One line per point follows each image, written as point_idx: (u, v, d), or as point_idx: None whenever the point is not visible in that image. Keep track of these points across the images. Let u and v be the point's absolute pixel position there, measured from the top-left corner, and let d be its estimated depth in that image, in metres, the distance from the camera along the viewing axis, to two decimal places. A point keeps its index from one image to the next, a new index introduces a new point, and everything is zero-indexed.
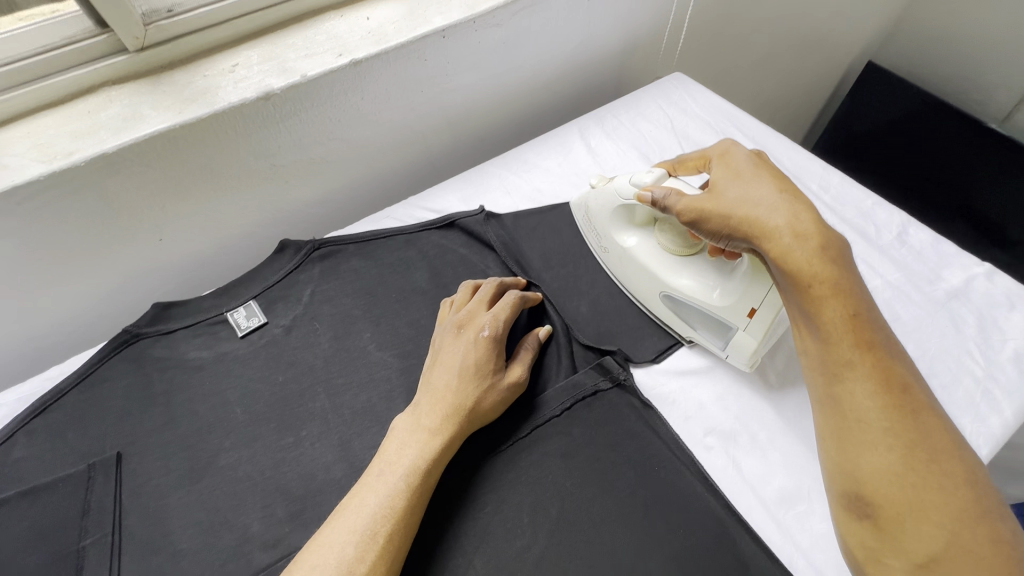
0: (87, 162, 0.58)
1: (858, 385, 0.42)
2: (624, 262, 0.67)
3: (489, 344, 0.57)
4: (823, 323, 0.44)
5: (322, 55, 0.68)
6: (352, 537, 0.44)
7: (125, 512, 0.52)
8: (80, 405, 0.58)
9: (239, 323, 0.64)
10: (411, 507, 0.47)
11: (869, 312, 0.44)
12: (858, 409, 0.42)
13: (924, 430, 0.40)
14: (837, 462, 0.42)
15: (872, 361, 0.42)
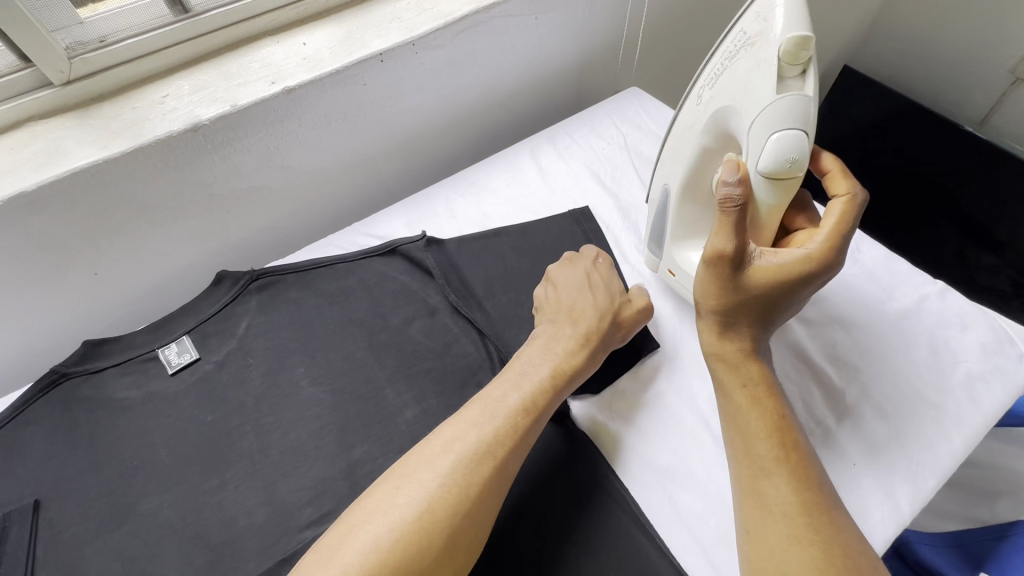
0: (6, 201, 0.57)
1: (779, 475, 0.47)
2: (657, 208, 0.66)
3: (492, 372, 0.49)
4: (751, 422, 0.50)
5: (254, 83, 0.67)
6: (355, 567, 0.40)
7: (39, 563, 0.51)
8: (2, 450, 0.57)
9: (170, 360, 0.63)
10: (426, 539, 0.43)
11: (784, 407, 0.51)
12: (781, 493, 0.46)
13: (831, 523, 0.45)
14: (758, 558, 0.45)
15: (793, 453, 0.48)
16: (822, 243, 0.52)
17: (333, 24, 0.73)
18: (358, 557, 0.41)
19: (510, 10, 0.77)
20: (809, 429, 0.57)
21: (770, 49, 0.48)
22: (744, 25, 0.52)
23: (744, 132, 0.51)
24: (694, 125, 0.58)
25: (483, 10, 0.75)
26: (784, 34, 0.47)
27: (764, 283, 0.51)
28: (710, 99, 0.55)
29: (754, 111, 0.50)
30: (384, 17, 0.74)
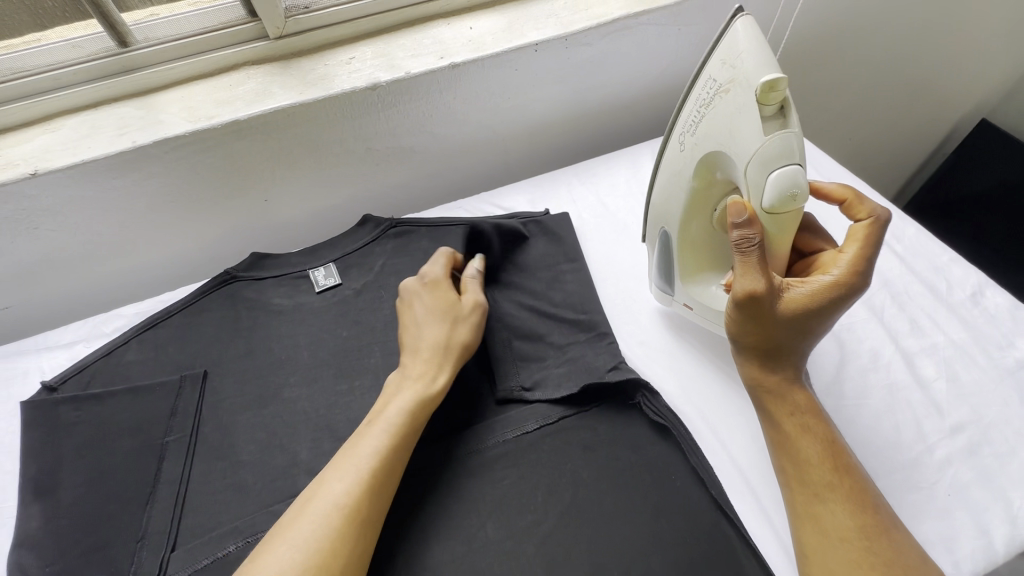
0: (223, 126, 0.69)
1: (833, 498, 0.47)
2: (659, 247, 0.65)
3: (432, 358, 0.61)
4: (804, 449, 0.50)
5: (425, 56, 0.76)
6: None
7: (202, 421, 0.61)
8: (182, 326, 0.69)
9: (318, 281, 0.73)
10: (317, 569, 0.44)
11: (832, 430, 0.51)
12: (835, 515, 0.47)
13: (893, 545, 0.45)
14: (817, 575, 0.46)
15: (842, 477, 0.48)
16: (847, 264, 0.51)
17: (496, 14, 0.82)
18: None
19: (657, 19, 0.83)
20: (905, 453, 0.57)
21: (745, 92, 0.48)
22: (712, 72, 0.51)
23: (741, 175, 0.50)
24: (678, 173, 0.58)
25: (633, 16, 0.80)
26: (756, 79, 0.46)
27: (789, 314, 0.50)
28: (689, 149, 0.55)
29: (744, 154, 0.49)
30: (543, 12, 0.81)
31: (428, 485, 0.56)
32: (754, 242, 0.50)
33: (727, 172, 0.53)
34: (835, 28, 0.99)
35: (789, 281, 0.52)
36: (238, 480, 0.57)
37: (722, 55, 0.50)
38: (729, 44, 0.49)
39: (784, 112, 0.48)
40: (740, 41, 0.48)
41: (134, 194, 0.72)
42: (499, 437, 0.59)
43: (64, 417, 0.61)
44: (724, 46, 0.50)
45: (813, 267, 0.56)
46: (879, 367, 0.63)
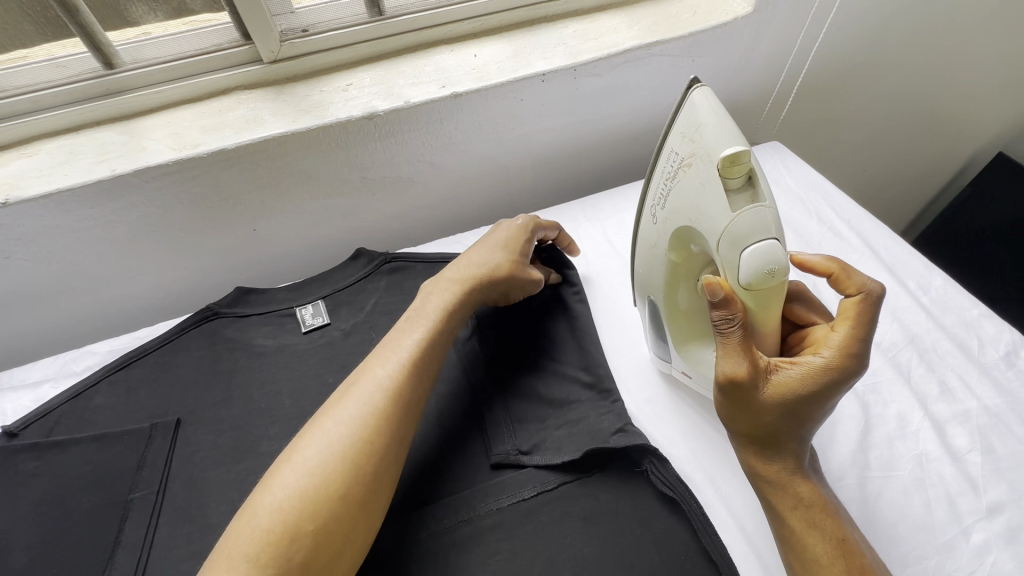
0: (208, 155, 0.65)
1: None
2: (651, 312, 0.61)
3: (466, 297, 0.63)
4: (812, 547, 0.45)
5: (426, 84, 0.73)
6: (259, 534, 0.42)
7: (171, 476, 0.57)
8: (156, 367, 0.65)
9: (305, 320, 0.68)
10: (321, 490, 0.44)
11: (840, 521, 0.46)
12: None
13: None
14: None
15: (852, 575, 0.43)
16: (837, 343, 0.46)
17: (503, 41, 0.78)
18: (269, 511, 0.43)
19: (670, 50, 0.79)
20: (942, 537, 0.52)
21: (708, 166, 0.45)
22: (674, 144, 0.49)
23: (714, 254, 0.47)
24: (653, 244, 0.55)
25: (645, 47, 0.77)
26: (717, 152, 0.44)
27: (773, 400, 0.45)
28: (660, 222, 0.52)
29: (713, 232, 0.46)
30: (551, 41, 0.78)
31: (413, 558, 0.51)
32: (733, 324, 0.46)
33: (699, 245, 0.50)
34: (853, 61, 0.96)
35: (777, 362, 0.48)
36: (204, 546, 0.52)
37: (680, 130, 0.48)
38: (686, 117, 0.47)
39: (754, 181, 0.45)
40: (698, 113, 0.46)
41: (112, 223, 0.68)
42: (492, 505, 0.54)
43: (22, 467, 0.56)
44: (679, 119, 0.48)
45: (805, 343, 0.51)
46: (906, 436, 0.58)
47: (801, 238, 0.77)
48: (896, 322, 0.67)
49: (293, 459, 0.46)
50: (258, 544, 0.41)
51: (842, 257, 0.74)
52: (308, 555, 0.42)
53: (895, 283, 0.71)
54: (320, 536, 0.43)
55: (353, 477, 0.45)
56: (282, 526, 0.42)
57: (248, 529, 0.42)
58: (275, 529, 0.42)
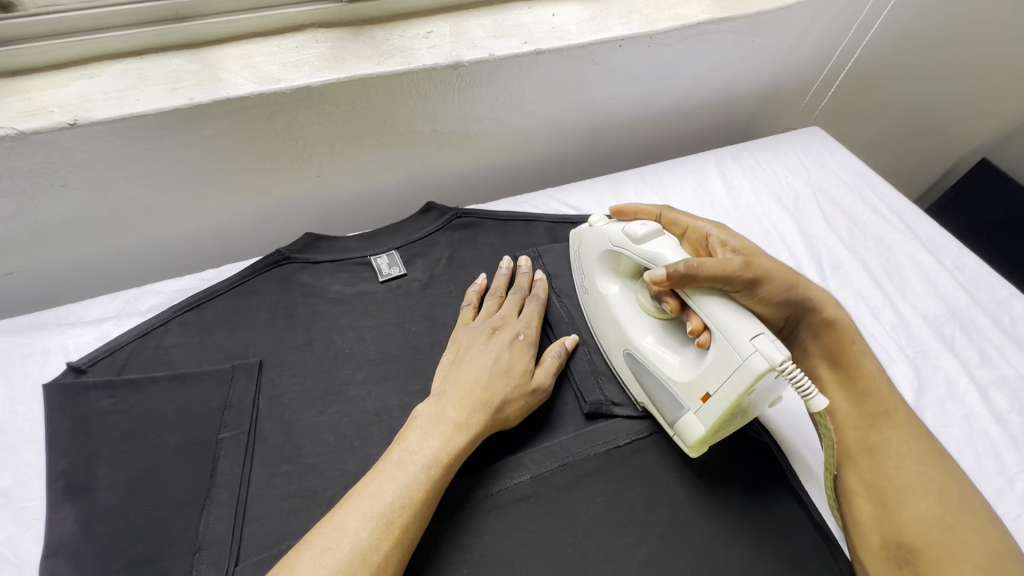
0: (291, 92, 0.63)
1: (902, 515, 0.49)
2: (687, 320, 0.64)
3: (524, 348, 0.59)
4: (843, 392, 0.56)
5: (508, 39, 0.72)
6: (349, 551, 0.42)
7: (261, 417, 0.55)
8: (229, 309, 0.62)
9: (381, 270, 0.67)
10: (409, 512, 0.45)
11: (893, 437, 0.53)
12: (904, 533, 0.48)
13: (950, 487, 0.50)
14: (882, 517, 0.50)
15: (918, 496, 0.50)
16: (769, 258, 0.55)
17: (579, 3, 0.78)
18: (358, 527, 0.43)
19: (737, 27, 0.81)
20: (994, 486, 0.58)
21: (592, 244, 0.63)
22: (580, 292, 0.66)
23: (633, 251, 0.57)
24: (616, 299, 0.61)
25: (716, 21, 0.79)
26: (586, 257, 0.65)
27: (782, 294, 0.54)
28: (612, 292, 0.62)
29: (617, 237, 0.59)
30: (625, 7, 0.78)
31: (517, 497, 0.52)
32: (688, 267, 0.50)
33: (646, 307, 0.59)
34: (886, 56, 1.01)
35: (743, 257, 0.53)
36: (305, 485, 0.51)
37: (588, 266, 0.64)
38: (575, 248, 0.67)
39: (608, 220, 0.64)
40: (575, 259, 0.67)
41: (178, 156, 0.64)
42: (590, 450, 0.55)
43: (98, 404, 0.53)
44: (585, 271, 0.65)
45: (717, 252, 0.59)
46: (955, 397, 0.64)
47: (850, 217, 0.81)
48: (938, 298, 0.73)
49: (383, 476, 0.47)
50: (357, 569, 0.41)
51: (887, 237, 0.79)
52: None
53: (935, 262, 0.76)
54: (402, 561, 0.44)
55: (434, 501, 0.47)
56: (371, 549, 0.42)
57: (345, 545, 0.42)
58: (365, 552, 0.42)
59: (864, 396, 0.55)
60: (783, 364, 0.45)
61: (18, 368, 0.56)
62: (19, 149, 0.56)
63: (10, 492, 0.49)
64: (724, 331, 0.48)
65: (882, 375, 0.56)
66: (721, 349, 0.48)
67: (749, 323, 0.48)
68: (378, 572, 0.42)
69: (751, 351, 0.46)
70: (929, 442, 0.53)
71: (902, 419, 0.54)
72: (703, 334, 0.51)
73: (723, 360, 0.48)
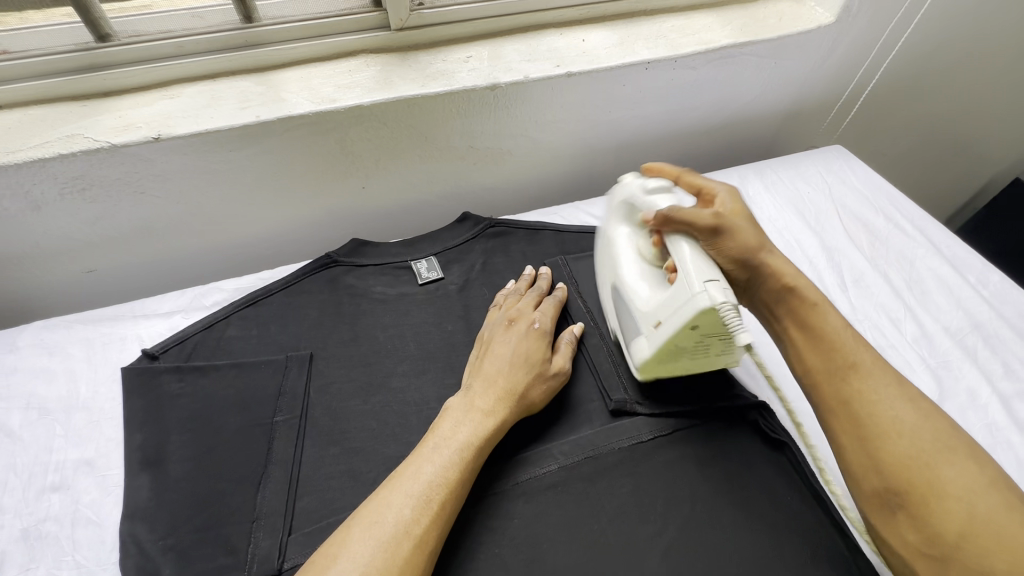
0: (345, 111, 0.69)
1: (884, 461, 0.45)
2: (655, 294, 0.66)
3: (539, 337, 0.62)
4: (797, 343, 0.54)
5: (542, 63, 0.77)
6: (393, 524, 0.46)
7: (311, 403, 0.60)
8: (283, 306, 0.68)
9: (421, 273, 0.73)
10: (445, 492, 0.49)
11: (862, 381, 0.48)
12: (889, 479, 0.45)
13: (933, 428, 0.45)
14: (866, 466, 0.46)
15: (895, 439, 0.45)
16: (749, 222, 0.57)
17: (608, 29, 0.83)
18: (400, 503, 0.47)
19: (759, 50, 0.85)
20: None
21: (615, 196, 0.68)
22: (599, 236, 0.71)
23: (645, 203, 0.61)
24: (619, 243, 0.66)
25: (738, 45, 0.83)
26: (609, 204, 0.69)
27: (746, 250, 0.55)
28: (618, 236, 0.66)
29: (636, 191, 0.63)
30: (651, 33, 0.84)
31: (546, 486, 0.56)
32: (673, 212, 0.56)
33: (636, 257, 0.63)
34: (909, 76, 1.03)
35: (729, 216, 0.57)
36: (351, 465, 0.56)
37: (608, 211, 0.69)
38: (604, 198, 0.72)
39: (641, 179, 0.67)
40: (604, 204, 0.72)
41: (244, 168, 0.71)
42: (615, 444, 0.59)
43: (169, 386, 0.59)
44: (605, 216, 0.70)
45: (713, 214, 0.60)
46: (977, 407, 0.65)
47: (871, 232, 0.83)
48: (960, 311, 0.74)
49: (421, 460, 0.51)
50: (401, 540, 0.45)
51: (908, 251, 0.81)
52: (433, 555, 0.47)
53: (958, 277, 0.77)
54: (442, 536, 0.48)
55: (467, 482, 0.51)
56: (412, 523, 0.46)
57: (389, 520, 0.46)
58: (408, 526, 0.46)
59: (829, 348, 0.51)
60: (724, 304, 0.49)
61: (100, 353, 0.63)
62: (110, 160, 0.64)
63: (93, 462, 0.55)
64: (683, 270, 0.53)
65: (849, 332, 0.52)
66: (677, 286, 0.54)
67: (709, 269, 0.52)
68: (420, 544, 0.46)
69: (701, 289, 0.50)
70: (901, 384, 0.48)
71: (874, 366, 0.49)
72: (672, 274, 0.57)
73: (674, 295, 0.53)
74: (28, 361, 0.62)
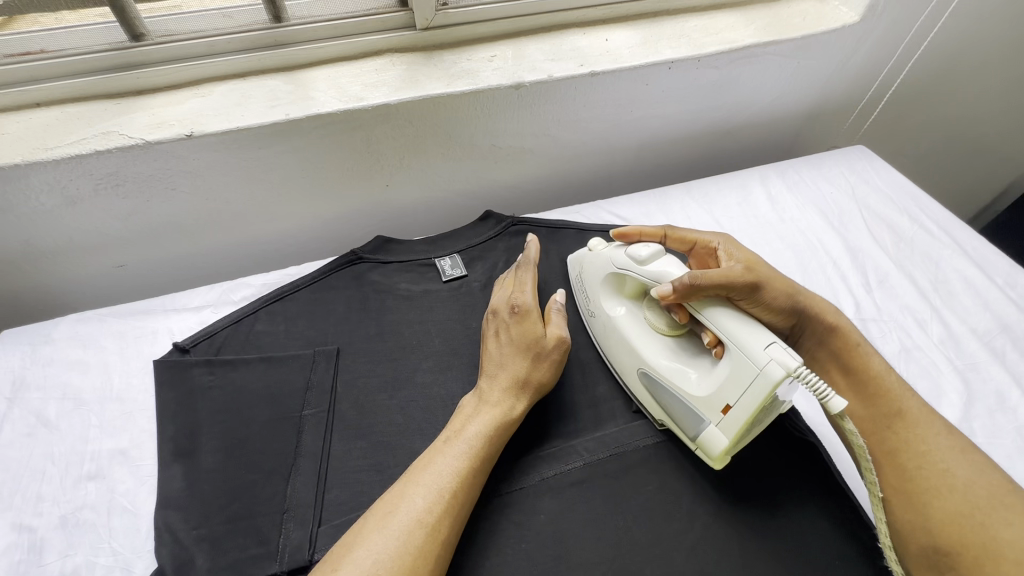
0: (373, 109, 0.70)
1: (936, 518, 0.47)
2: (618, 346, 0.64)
3: (524, 317, 0.61)
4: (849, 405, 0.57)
5: (566, 62, 0.78)
6: (407, 514, 0.46)
7: (339, 397, 0.61)
8: (310, 301, 0.69)
9: (444, 270, 0.73)
10: (458, 482, 0.49)
11: (907, 433, 0.52)
12: (938, 537, 0.47)
13: (982, 482, 0.48)
14: (910, 522, 0.48)
15: (946, 495, 0.48)
16: (770, 268, 0.59)
17: (631, 29, 0.84)
18: (414, 494, 0.47)
19: (783, 50, 0.85)
20: None
21: (595, 276, 0.67)
22: (587, 331, 0.70)
23: (642, 274, 0.60)
24: (624, 320, 0.64)
25: (762, 45, 0.83)
26: (590, 296, 0.68)
27: (784, 302, 0.58)
28: (620, 312, 0.65)
29: (623, 260, 0.62)
30: (675, 32, 0.84)
31: (571, 482, 0.56)
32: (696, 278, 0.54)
33: (650, 335, 0.62)
34: (933, 76, 1.02)
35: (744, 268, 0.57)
36: (378, 459, 0.57)
37: (593, 291, 0.68)
38: (579, 273, 0.71)
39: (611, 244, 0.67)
40: (581, 301, 0.71)
41: (272, 165, 0.72)
42: (639, 443, 0.59)
43: (200, 379, 0.60)
44: (588, 295, 0.68)
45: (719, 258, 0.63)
46: (1006, 410, 0.64)
47: (897, 233, 0.83)
48: (988, 312, 0.73)
49: (435, 454, 0.51)
50: (414, 528, 0.45)
51: (934, 252, 0.80)
52: (448, 544, 0.46)
53: (985, 278, 0.77)
54: (456, 526, 0.47)
55: (479, 473, 0.51)
56: (425, 513, 0.46)
57: (404, 509, 0.46)
58: (420, 516, 0.46)
59: (865, 387, 0.56)
60: (798, 367, 0.47)
61: (132, 346, 0.64)
62: (143, 157, 0.65)
63: (127, 451, 0.57)
64: (738, 344, 0.51)
65: (892, 375, 0.56)
66: (736, 358, 0.51)
67: (762, 333, 0.50)
68: (434, 532, 0.46)
69: (767, 359, 0.48)
70: (952, 437, 0.52)
71: (918, 418, 0.53)
72: (718, 344, 0.56)
73: (738, 369, 0.50)
74: (64, 352, 0.63)
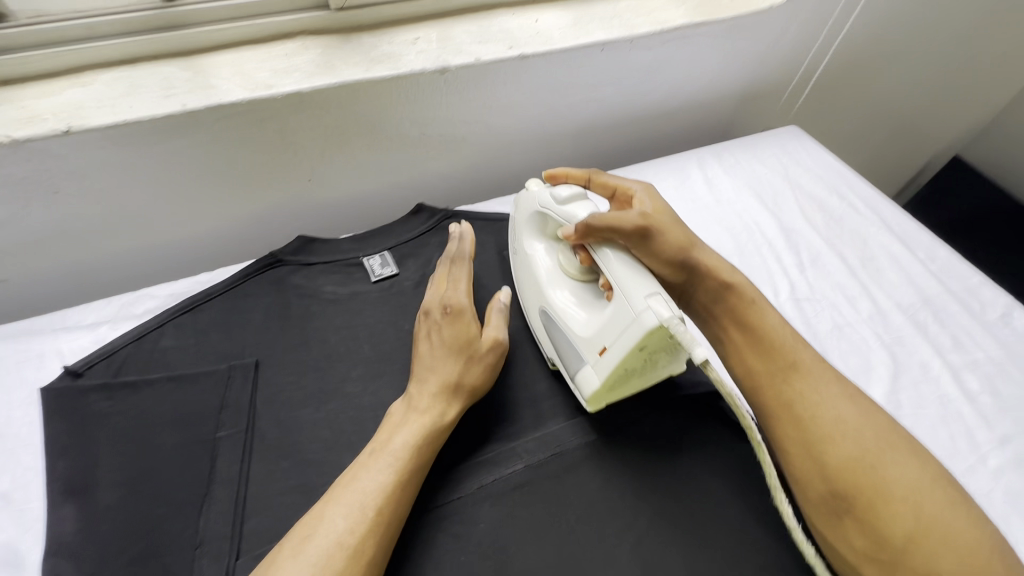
0: (284, 98, 0.64)
1: (828, 467, 0.46)
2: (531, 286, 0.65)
3: (455, 316, 0.57)
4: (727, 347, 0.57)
5: (494, 44, 0.74)
6: (325, 538, 0.42)
7: (258, 415, 0.56)
8: (224, 311, 0.63)
9: (373, 270, 0.69)
10: (383, 499, 0.46)
11: (802, 383, 0.51)
12: (835, 484, 0.46)
13: (872, 427, 0.48)
14: (807, 475, 0.48)
15: (838, 442, 0.47)
16: (669, 221, 0.60)
17: (562, 10, 0.81)
18: (333, 515, 0.44)
19: (714, 31, 0.84)
20: (970, 464, 0.60)
21: (521, 214, 0.67)
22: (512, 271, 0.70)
23: (558, 213, 0.60)
24: (539, 257, 0.65)
25: (694, 25, 0.81)
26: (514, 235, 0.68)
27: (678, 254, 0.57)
28: (537, 250, 0.65)
29: (545, 199, 0.62)
30: (607, 13, 0.81)
31: (511, 486, 0.54)
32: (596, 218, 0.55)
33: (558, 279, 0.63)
34: (858, 56, 1.05)
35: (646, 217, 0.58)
36: (303, 479, 0.52)
37: (519, 230, 0.67)
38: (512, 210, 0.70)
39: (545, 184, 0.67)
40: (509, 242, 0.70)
41: (172, 162, 0.65)
42: (580, 440, 0.57)
43: (95, 406, 0.54)
44: (516, 232, 0.68)
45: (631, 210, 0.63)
46: (930, 380, 0.67)
47: (828, 212, 0.84)
48: (911, 286, 0.76)
49: (359, 468, 0.48)
50: (335, 553, 0.42)
51: (861, 229, 0.82)
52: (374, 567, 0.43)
53: (908, 253, 0.79)
54: (384, 546, 0.44)
55: (409, 486, 0.48)
56: (346, 535, 0.43)
57: (323, 533, 0.43)
58: (339, 540, 0.42)
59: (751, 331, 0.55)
60: (672, 319, 0.47)
61: (13, 373, 0.57)
62: (11, 158, 0.57)
63: (8, 494, 0.50)
64: (623, 290, 0.51)
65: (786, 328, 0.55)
66: (619, 307, 0.51)
67: (645, 282, 0.50)
68: (357, 555, 0.42)
69: (644, 307, 0.48)
70: (841, 383, 0.51)
71: (809, 366, 0.52)
72: (610, 289, 0.56)
73: (621, 316, 0.51)
74: None
